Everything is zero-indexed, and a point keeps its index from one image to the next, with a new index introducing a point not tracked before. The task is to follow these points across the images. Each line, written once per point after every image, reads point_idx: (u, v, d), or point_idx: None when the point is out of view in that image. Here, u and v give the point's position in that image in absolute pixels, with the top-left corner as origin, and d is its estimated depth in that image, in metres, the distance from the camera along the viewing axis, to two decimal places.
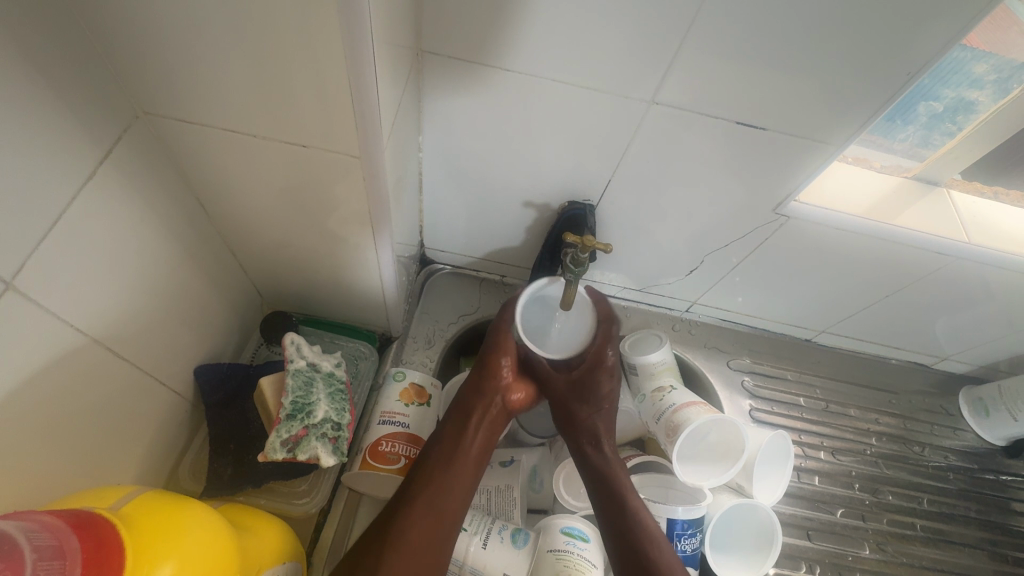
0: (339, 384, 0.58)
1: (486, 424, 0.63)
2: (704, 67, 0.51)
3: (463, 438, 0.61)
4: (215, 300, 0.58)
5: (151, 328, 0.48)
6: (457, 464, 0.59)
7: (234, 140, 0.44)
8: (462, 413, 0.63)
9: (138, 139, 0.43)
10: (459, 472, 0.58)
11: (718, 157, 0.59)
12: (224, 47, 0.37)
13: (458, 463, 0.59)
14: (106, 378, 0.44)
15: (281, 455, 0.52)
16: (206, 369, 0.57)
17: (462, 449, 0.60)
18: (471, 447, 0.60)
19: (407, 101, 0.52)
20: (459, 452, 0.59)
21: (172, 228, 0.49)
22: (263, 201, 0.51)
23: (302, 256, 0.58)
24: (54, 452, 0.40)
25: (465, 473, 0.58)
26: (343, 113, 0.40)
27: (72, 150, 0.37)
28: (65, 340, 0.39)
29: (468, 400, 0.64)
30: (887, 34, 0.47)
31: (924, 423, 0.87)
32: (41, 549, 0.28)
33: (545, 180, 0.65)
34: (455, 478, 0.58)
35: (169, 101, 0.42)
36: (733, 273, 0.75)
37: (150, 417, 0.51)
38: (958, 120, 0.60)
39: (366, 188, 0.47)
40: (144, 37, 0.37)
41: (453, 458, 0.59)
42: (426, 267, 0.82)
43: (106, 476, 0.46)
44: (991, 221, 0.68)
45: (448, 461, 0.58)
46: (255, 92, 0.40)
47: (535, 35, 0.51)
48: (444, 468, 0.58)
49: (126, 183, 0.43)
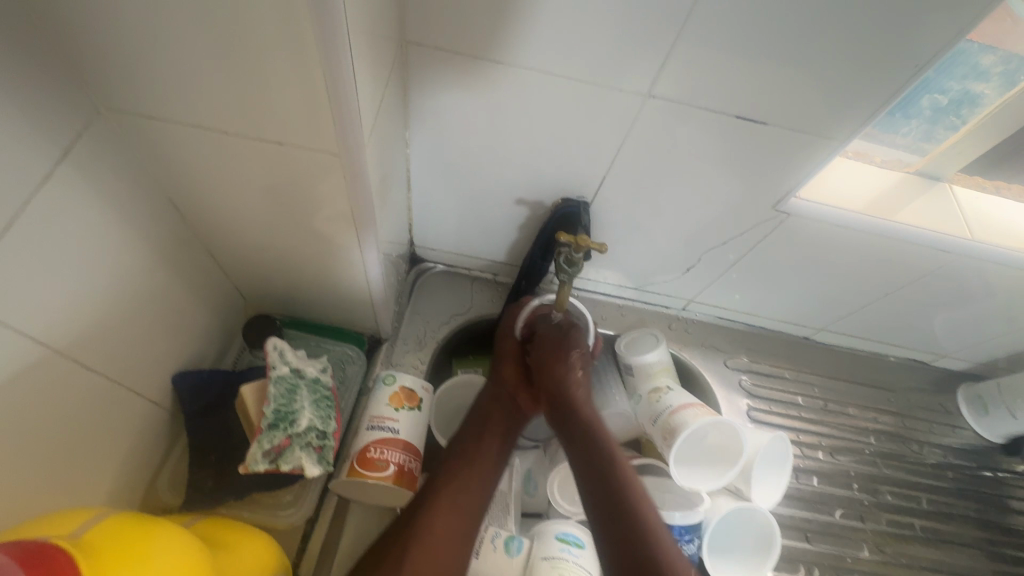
0: (325, 390, 0.56)
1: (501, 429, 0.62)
2: (702, 59, 0.49)
3: (481, 446, 0.59)
4: (194, 304, 0.56)
5: (122, 336, 0.46)
6: (475, 471, 0.57)
7: (205, 137, 0.42)
8: (478, 419, 0.62)
9: (101, 137, 0.40)
10: (479, 473, 0.57)
11: (717, 152, 0.57)
12: (188, 36, 0.34)
13: (474, 465, 0.57)
14: (72, 391, 0.41)
15: (262, 467, 0.50)
16: (184, 376, 0.54)
17: (479, 457, 0.58)
18: (490, 454, 0.59)
19: (391, 95, 0.49)
20: (474, 457, 0.58)
21: (143, 231, 0.46)
22: (240, 200, 0.48)
23: (284, 257, 0.56)
24: (18, 470, 0.37)
25: (480, 474, 0.57)
26: (322, 109, 0.38)
27: (27, 150, 0.34)
28: (24, 352, 0.36)
29: (485, 407, 0.64)
30: (893, 24, 0.45)
31: (922, 421, 0.86)
32: None
33: (537, 177, 0.63)
34: (471, 478, 0.56)
35: (133, 97, 0.39)
36: (731, 271, 0.73)
37: (123, 429, 0.48)
38: (962, 114, 0.58)
39: (348, 187, 0.44)
40: (103, 27, 0.34)
41: (470, 466, 0.57)
42: (417, 266, 0.80)
43: (77, 493, 0.44)
44: (993, 218, 0.67)
45: (467, 466, 0.57)
46: (224, 85, 0.37)
47: (524, 24, 0.48)
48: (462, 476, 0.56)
49: (89, 183, 0.40)
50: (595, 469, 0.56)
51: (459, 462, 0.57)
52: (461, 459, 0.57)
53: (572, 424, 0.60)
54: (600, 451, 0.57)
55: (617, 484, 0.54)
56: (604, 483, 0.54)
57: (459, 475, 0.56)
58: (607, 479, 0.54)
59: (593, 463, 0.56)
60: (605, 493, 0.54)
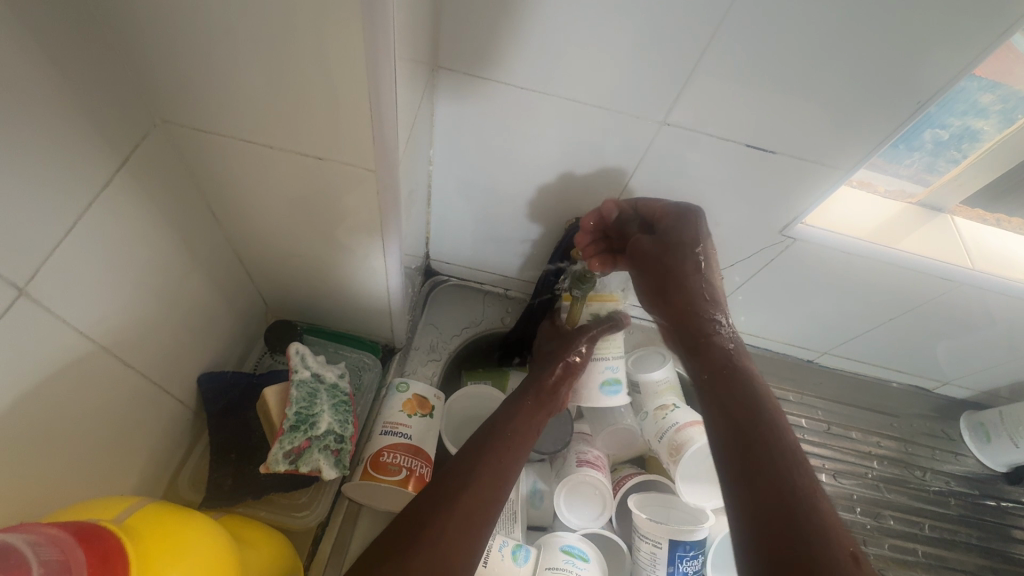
0: (343, 395, 0.58)
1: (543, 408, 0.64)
2: (717, 88, 0.51)
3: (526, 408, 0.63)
4: (221, 306, 0.58)
5: (157, 334, 0.48)
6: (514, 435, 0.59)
7: (248, 149, 0.44)
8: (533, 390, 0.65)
9: (155, 147, 0.43)
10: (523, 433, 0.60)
11: (727, 178, 0.60)
12: (243, 57, 0.37)
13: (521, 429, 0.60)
14: (111, 385, 0.43)
15: (282, 467, 0.51)
16: (210, 377, 0.56)
17: (523, 424, 0.61)
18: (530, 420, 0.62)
19: (422, 114, 0.52)
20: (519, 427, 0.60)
21: (183, 235, 0.49)
22: (275, 210, 0.51)
23: (310, 265, 0.58)
24: (56, 458, 0.39)
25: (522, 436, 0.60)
26: (361, 127, 0.40)
27: (92, 158, 0.37)
28: (71, 347, 0.38)
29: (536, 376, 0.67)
30: (897, 61, 0.48)
31: (925, 447, 0.87)
32: (47, 563, 0.28)
33: (554, 196, 0.66)
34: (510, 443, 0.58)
35: (187, 112, 0.42)
36: (737, 292, 0.75)
37: (153, 426, 0.50)
38: (963, 148, 0.61)
39: (378, 201, 0.47)
40: (169, 49, 0.37)
41: (510, 430, 0.59)
42: (431, 278, 0.82)
43: (106, 484, 0.45)
44: (994, 249, 0.68)
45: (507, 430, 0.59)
46: (273, 100, 0.40)
47: (548, 52, 0.51)
48: (491, 523, 0.51)
49: (141, 190, 0.43)
50: (757, 506, 0.45)
51: (502, 426, 0.59)
52: (505, 424, 0.60)
53: (718, 398, 0.54)
54: (757, 420, 0.50)
55: (761, 457, 0.47)
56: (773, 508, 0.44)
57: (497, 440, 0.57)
58: (784, 506, 0.43)
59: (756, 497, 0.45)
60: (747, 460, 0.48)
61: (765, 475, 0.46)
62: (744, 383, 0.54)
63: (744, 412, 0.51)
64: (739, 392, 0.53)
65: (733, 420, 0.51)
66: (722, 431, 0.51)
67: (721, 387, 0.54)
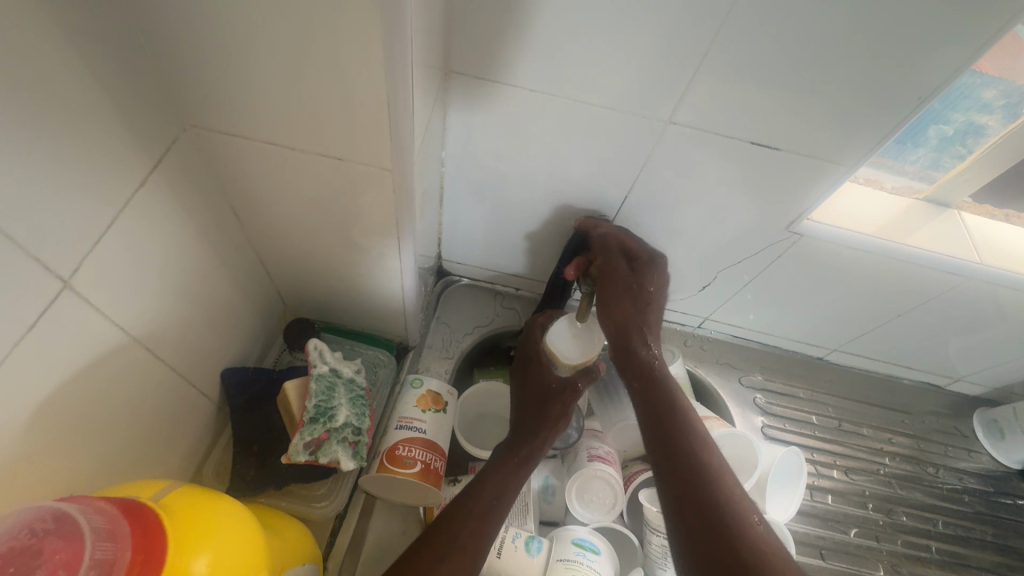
0: (359, 390, 0.60)
1: (520, 468, 0.58)
2: (721, 88, 0.53)
3: (501, 470, 0.57)
4: (243, 304, 0.60)
5: (184, 329, 0.50)
6: (489, 501, 0.53)
7: (271, 152, 0.47)
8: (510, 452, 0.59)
9: (184, 151, 0.45)
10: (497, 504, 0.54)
11: (732, 176, 0.61)
12: (269, 64, 0.39)
13: (498, 500, 0.54)
14: (143, 376, 0.45)
15: (303, 458, 0.53)
16: (232, 372, 0.58)
17: (502, 491, 0.55)
18: (511, 487, 0.56)
19: (434, 116, 0.54)
20: (497, 496, 0.54)
21: (208, 235, 0.51)
22: (295, 211, 0.53)
23: (326, 264, 0.60)
24: (94, 444, 0.41)
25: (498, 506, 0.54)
26: (378, 128, 0.42)
27: (128, 161, 0.40)
28: (109, 338, 0.41)
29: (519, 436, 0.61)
30: (898, 58, 0.49)
31: (938, 444, 0.86)
32: (97, 530, 0.31)
33: (563, 195, 0.67)
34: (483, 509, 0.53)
35: (213, 116, 0.44)
36: (745, 290, 0.76)
37: (181, 419, 0.52)
38: (968, 143, 0.62)
39: (394, 200, 0.49)
40: (199, 56, 0.39)
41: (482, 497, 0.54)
42: (443, 279, 0.84)
43: (136, 473, 0.47)
44: (1003, 243, 0.69)
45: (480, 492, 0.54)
46: (295, 104, 0.42)
47: (555, 55, 0.53)
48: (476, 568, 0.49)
49: (171, 191, 0.45)
50: (690, 522, 0.50)
51: (479, 490, 0.54)
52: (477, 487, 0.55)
53: (653, 424, 0.58)
54: (686, 439, 0.55)
55: (687, 471, 0.53)
56: (708, 514, 0.49)
57: (475, 502, 0.53)
58: (709, 515, 0.49)
59: (692, 519, 0.50)
60: (682, 475, 0.53)
61: (701, 507, 0.50)
62: (672, 407, 0.58)
63: (676, 432, 0.56)
64: (671, 420, 0.57)
65: (667, 454, 0.55)
66: (657, 453, 0.56)
67: (656, 412, 0.58)
